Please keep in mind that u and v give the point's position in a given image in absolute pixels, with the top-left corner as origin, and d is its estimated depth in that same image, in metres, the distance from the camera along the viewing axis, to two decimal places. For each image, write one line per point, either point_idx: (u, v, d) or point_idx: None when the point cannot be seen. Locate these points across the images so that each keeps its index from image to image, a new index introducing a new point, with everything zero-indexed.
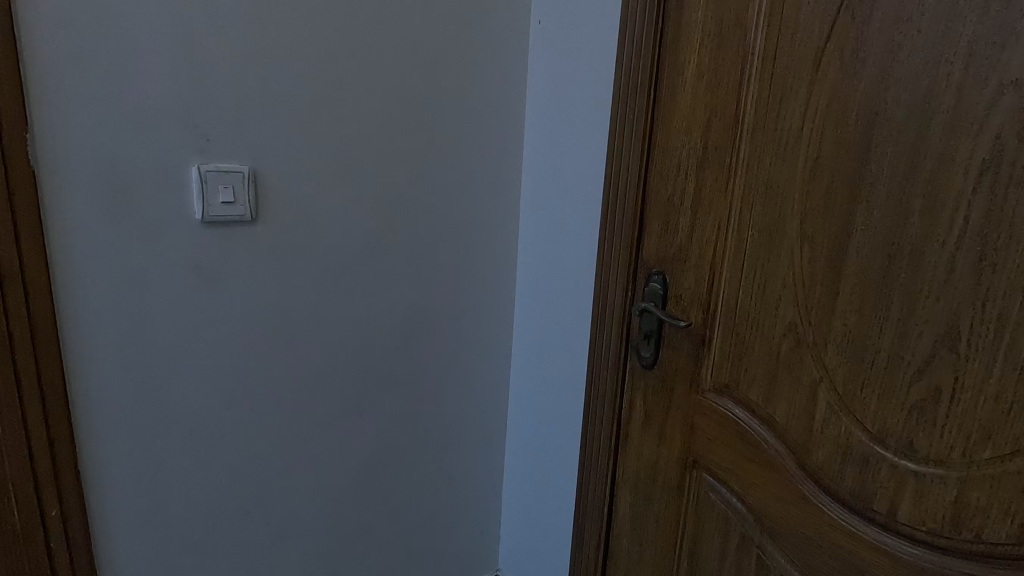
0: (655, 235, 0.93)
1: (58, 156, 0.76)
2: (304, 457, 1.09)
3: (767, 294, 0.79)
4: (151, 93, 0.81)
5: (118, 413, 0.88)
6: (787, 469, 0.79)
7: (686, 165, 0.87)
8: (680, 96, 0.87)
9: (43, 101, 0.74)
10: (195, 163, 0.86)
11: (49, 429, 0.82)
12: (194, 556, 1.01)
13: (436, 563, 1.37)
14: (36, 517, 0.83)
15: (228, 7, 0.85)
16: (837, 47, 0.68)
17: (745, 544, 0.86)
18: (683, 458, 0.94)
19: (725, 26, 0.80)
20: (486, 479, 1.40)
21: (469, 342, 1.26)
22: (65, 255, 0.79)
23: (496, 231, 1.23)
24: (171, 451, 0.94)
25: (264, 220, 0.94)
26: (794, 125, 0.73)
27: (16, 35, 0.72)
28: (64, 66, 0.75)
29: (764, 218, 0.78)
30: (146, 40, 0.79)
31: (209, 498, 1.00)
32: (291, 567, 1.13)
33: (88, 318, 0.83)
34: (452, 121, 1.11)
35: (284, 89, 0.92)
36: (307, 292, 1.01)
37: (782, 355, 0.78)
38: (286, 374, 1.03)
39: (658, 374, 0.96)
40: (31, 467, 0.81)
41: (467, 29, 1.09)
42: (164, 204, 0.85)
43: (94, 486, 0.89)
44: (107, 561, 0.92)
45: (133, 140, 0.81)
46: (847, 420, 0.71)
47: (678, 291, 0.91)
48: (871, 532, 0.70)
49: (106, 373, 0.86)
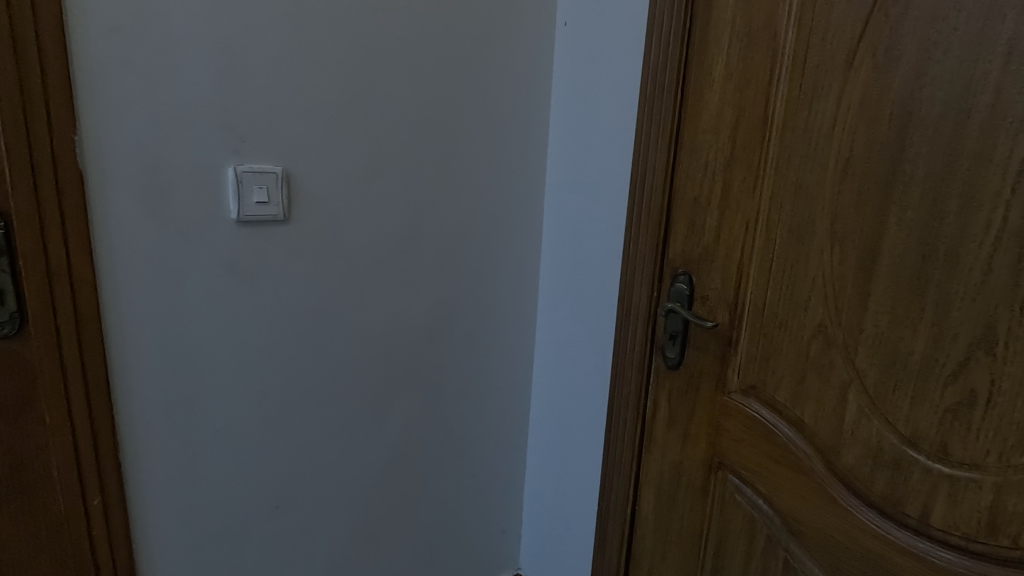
0: (681, 234, 0.93)
1: (103, 156, 0.79)
2: (331, 453, 1.11)
3: (796, 295, 0.78)
4: (190, 96, 0.83)
5: (156, 406, 0.91)
6: (815, 471, 0.79)
7: (713, 165, 0.87)
8: (708, 96, 0.86)
9: (91, 104, 0.77)
10: (231, 164, 0.88)
11: (92, 419, 0.85)
12: (225, 548, 1.03)
13: (458, 560, 1.38)
14: (79, 504, 0.86)
15: (262, 11, 0.87)
16: (869, 46, 0.68)
17: (771, 546, 0.86)
18: (708, 459, 0.94)
19: (754, 25, 0.79)
20: (507, 478, 1.41)
21: (493, 341, 1.27)
22: (108, 253, 0.82)
23: (520, 231, 1.23)
24: (205, 443, 0.97)
25: (296, 220, 0.96)
26: (825, 124, 0.73)
27: (67, 40, 0.74)
28: (111, 70, 0.77)
29: (793, 219, 0.78)
30: (187, 44, 0.82)
31: (241, 492, 1.03)
32: (318, 560, 1.15)
33: (129, 314, 0.85)
34: (478, 121, 1.12)
35: (315, 91, 0.93)
36: (336, 290, 1.03)
37: (811, 356, 0.78)
38: (314, 370, 1.05)
39: (683, 375, 0.96)
40: (75, 458, 0.85)
41: (494, 30, 1.10)
42: (201, 203, 0.87)
43: (133, 477, 0.91)
44: (144, 551, 0.95)
45: (173, 141, 0.83)
46: (878, 423, 0.71)
47: (704, 291, 0.91)
48: (902, 536, 0.70)
49: (146, 367, 0.88)
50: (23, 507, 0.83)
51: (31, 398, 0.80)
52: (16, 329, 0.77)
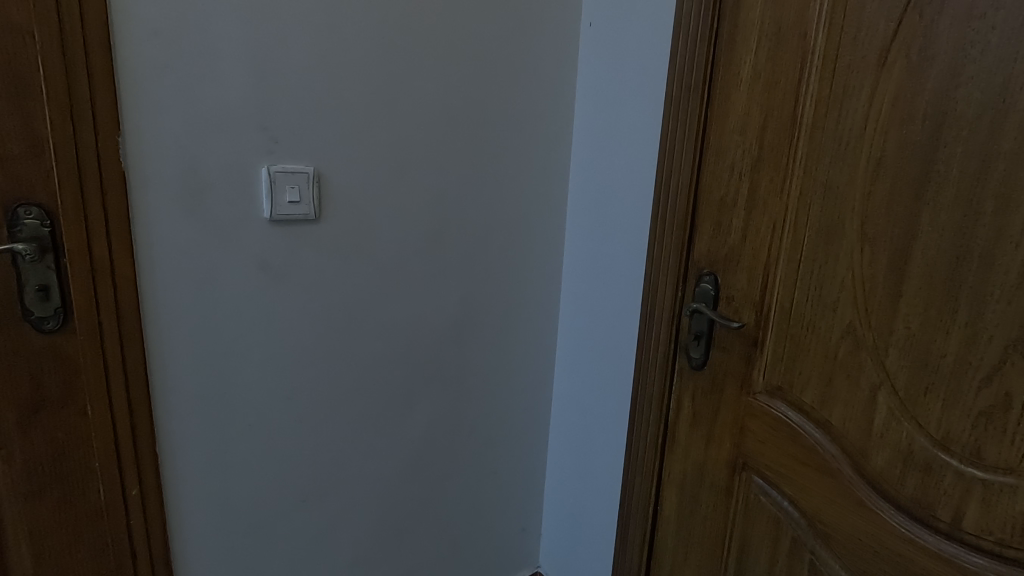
0: (707, 234, 0.93)
1: (144, 157, 0.82)
2: (356, 449, 1.13)
3: (824, 295, 0.78)
4: (227, 98, 0.86)
5: (191, 400, 0.93)
6: (842, 474, 0.78)
7: (740, 166, 0.87)
8: (735, 96, 0.86)
9: (134, 107, 0.80)
10: (265, 164, 0.91)
11: (131, 412, 0.88)
12: (253, 540, 1.06)
13: (479, 558, 1.39)
14: (118, 493, 0.89)
15: (296, 14, 0.89)
16: (903, 46, 0.67)
17: (796, 548, 0.86)
18: (732, 460, 0.94)
19: (784, 25, 0.79)
20: (529, 476, 1.41)
21: (515, 340, 1.28)
22: (148, 251, 0.85)
23: (542, 231, 1.24)
24: (236, 437, 0.99)
25: (326, 220, 0.98)
26: (856, 125, 0.73)
27: (113, 45, 0.77)
28: (152, 72, 0.80)
29: (822, 219, 0.77)
30: (224, 48, 0.84)
31: (269, 486, 1.05)
32: (343, 555, 1.17)
33: (167, 310, 0.88)
34: (503, 121, 1.13)
35: (345, 92, 0.95)
36: (362, 288, 1.05)
37: (839, 357, 0.77)
38: (341, 367, 1.07)
39: (708, 375, 0.95)
40: (115, 450, 0.88)
41: (520, 31, 1.11)
42: (235, 202, 0.90)
43: (169, 469, 0.94)
44: (178, 542, 0.98)
45: (211, 142, 0.86)
46: (908, 426, 0.70)
47: (729, 291, 0.91)
48: (932, 540, 0.69)
49: (181, 363, 0.91)
50: (65, 495, 0.86)
51: (74, 390, 0.83)
52: (60, 324, 0.80)
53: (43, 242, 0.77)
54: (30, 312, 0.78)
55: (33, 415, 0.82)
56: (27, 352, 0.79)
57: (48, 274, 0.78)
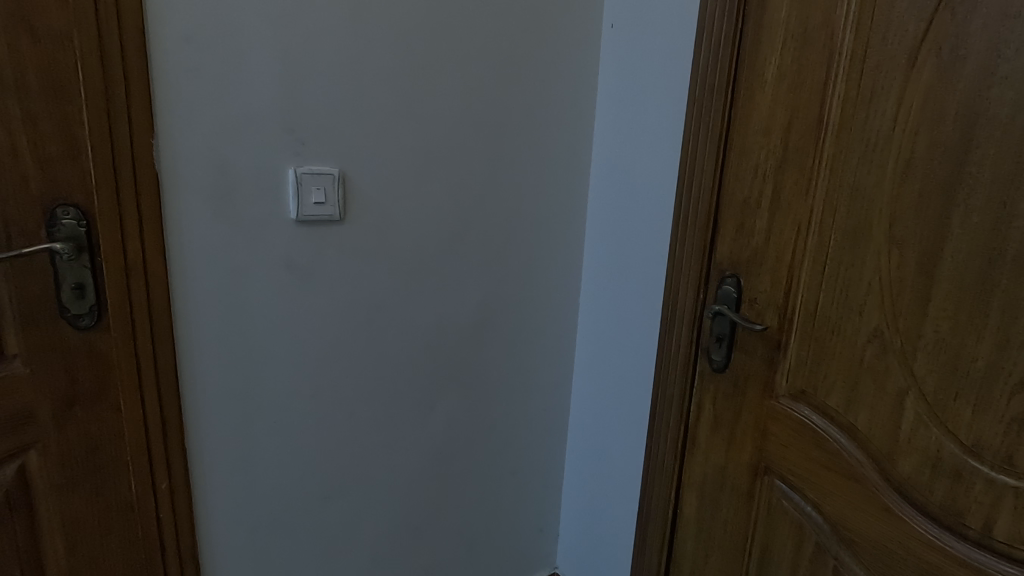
0: (730, 236, 0.92)
1: (176, 159, 0.84)
2: (377, 447, 1.14)
3: (850, 298, 0.77)
4: (256, 101, 0.87)
5: (218, 396, 0.95)
6: (867, 479, 0.78)
7: (764, 167, 0.86)
8: (760, 96, 0.85)
9: (167, 110, 0.82)
10: (292, 166, 0.92)
11: (161, 407, 0.90)
12: (277, 536, 1.08)
13: (496, 558, 1.40)
14: (148, 487, 0.92)
15: (323, 19, 0.90)
16: (933, 46, 0.67)
17: (819, 554, 0.85)
18: (754, 463, 0.93)
19: (810, 25, 0.78)
20: (546, 477, 1.41)
21: (534, 341, 1.28)
22: (179, 250, 0.87)
23: (561, 233, 1.24)
24: (260, 434, 1.01)
25: (350, 220, 1.00)
26: (884, 125, 0.72)
27: (148, 50, 0.79)
28: (185, 77, 0.82)
29: (848, 221, 0.77)
30: (254, 51, 0.86)
31: (293, 482, 1.07)
32: (363, 552, 1.19)
33: (196, 308, 0.90)
34: (524, 123, 1.14)
35: (370, 94, 0.96)
36: (383, 288, 1.06)
37: (865, 362, 0.76)
38: (362, 366, 1.08)
39: (730, 378, 0.94)
40: (146, 444, 0.90)
41: (541, 33, 1.11)
42: (263, 203, 0.91)
43: (197, 464, 0.96)
44: (205, 536, 1.00)
45: (240, 145, 0.88)
46: (937, 432, 0.70)
47: (752, 294, 0.90)
48: (961, 548, 0.69)
49: (209, 360, 0.93)
50: (98, 487, 0.89)
51: (108, 386, 0.86)
52: (94, 321, 0.82)
53: (80, 242, 0.79)
54: (67, 309, 0.80)
55: (69, 410, 0.84)
56: (64, 348, 0.82)
57: (83, 272, 0.80)
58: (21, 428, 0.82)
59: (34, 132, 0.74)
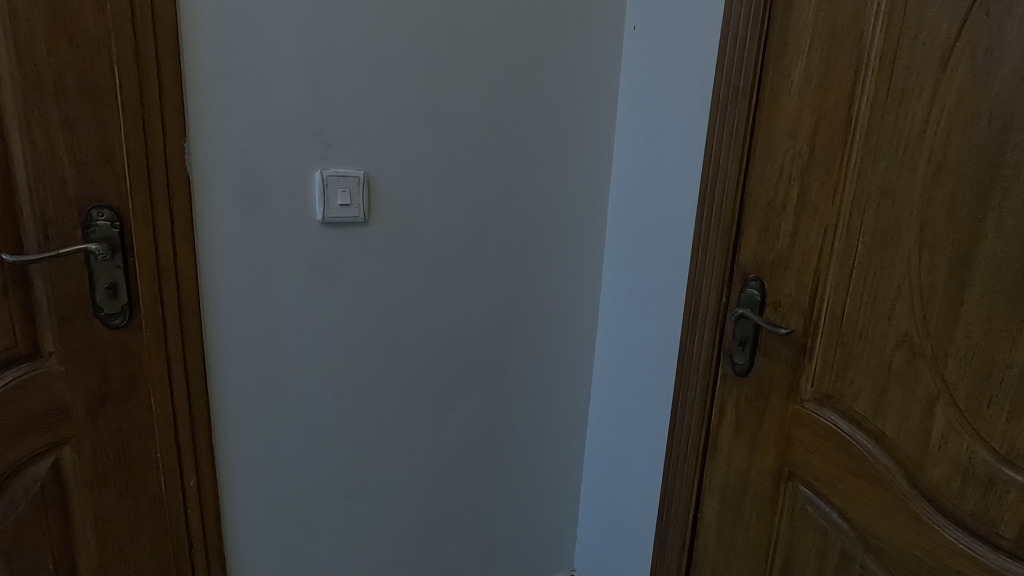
0: (753, 239, 0.91)
1: (207, 162, 0.85)
2: (398, 446, 1.15)
3: (879, 302, 0.76)
4: (285, 104, 0.89)
5: (245, 395, 0.97)
6: (896, 487, 0.77)
7: (789, 170, 0.85)
8: (785, 98, 0.84)
9: (199, 114, 0.83)
10: (318, 168, 0.93)
11: (190, 405, 0.92)
12: (300, 533, 1.09)
13: (514, 560, 1.40)
14: (176, 483, 0.93)
15: (349, 23, 0.91)
16: (967, 46, 0.66)
17: (845, 561, 0.84)
18: (777, 468, 0.92)
19: (838, 26, 0.77)
20: (564, 480, 1.41)
21: (553, 343, 1.28)
22: (209, 251, 0.88)
23: (581, 234, 1.24)
24: (284, 432, 1.02)
25: (374, 222, 1.01)
26: (914, 128, 0.71)
27: (181, 55, 0.81)
28: (217, 81, 0.83)
29: (877, 224, 0.76)
30: (282, 56, 0.87)
31: (316, 481, 1.08)
32: (383, 551, 1.20)
33: (224, 308, 0.91)
34: (545, 125, 1.14)
35: (394, 97, 0.97)
36: (405, 289, 1.07)
37: (894, 367, 0.75)
38: (384, 366, 1.09)
39: (753, 382, 0.93)
40: (175, 441, 0.92)
41: (563, 34, 1.11)
42: (290, 205, 0.93)
43: (224, 461, 0.98)
44: (231, 532, 1.02)
45: (269, 148, 0.89)
46: (969, 439, 0.69)
47: (777, 297, 0.89)
48: (995, 558, 0.68)
49: (235, 359, 0.95)
50: (128, 483, 0.90)
51: (138, 384, 0.87)
52: (126, 320, 0.84)
53: (113, 242, 0.81)
54: (100, 308, 0.82)
55: (101, 407, 0.86)
56: (97, 346, 0.84)
57: (116, 273, 0.82)
58: (56, 424, 0.84)
59: (72, 135, 0.76)
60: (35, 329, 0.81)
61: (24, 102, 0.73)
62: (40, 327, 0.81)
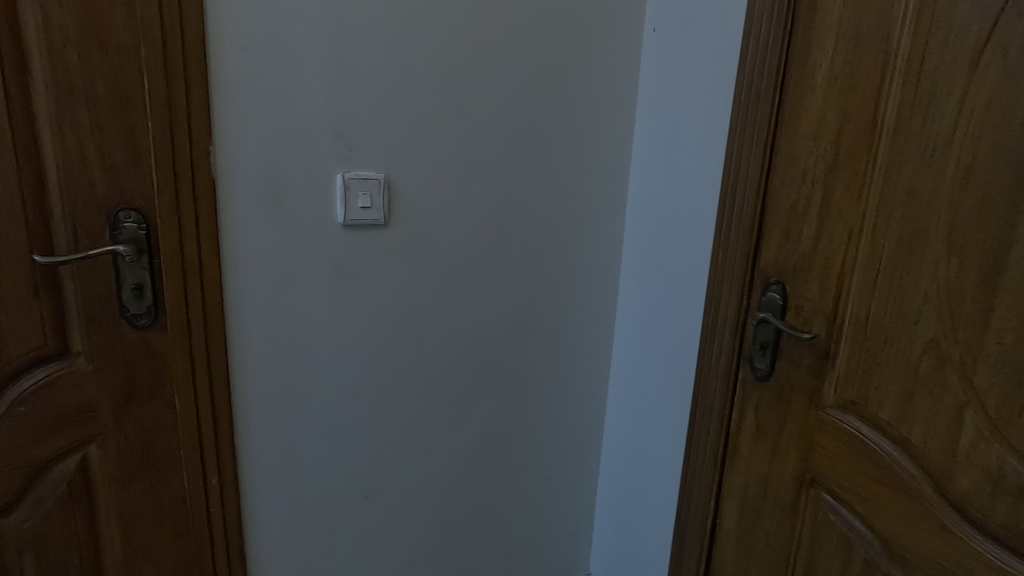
0: (775, 242, 0.90)
1: (231, 165, 0.86)
2: (415, 447, 1.15)
3: (906, 307, 0.75)
4: (308, 108, 0.90)
5: (265, 395, 0.98)
6: (922, 496, 0.75)
7: (812, 172, 0.84)
8: (809, 100, 0.83)
9: (224, 118, 0.85)
10: (340, 171, 0.94)
11: (212, 405, 0.93)
12: (318, 533, 1.10)
13: (529, 563, 1.39)
14: (199, 481, 0.95)
15: (371, 27, 0.92)
16: (998, 47, 0.64)
17: (868, 571, 0.82)
18: (799, 475, 0.91)
19: (864, 27, 0.76)
20: (580, 483, 1.40)
21: (570, 346, 1.28)
22: (233, 252, 0.89)
23: (599, 237, 1.23)
24: (304, 432, 1.03)
25: (394, 225, 1.01)
26: (943, 130, 0.70)
27: (207, 60, 0.82)
28: (242, 85, 0.85)
29: (903, 227, 0.74)
30: (306, 60, 0.88)
31: (334, 481, 1.09)
32: (400, 551, 1.20)
33: (246, 309, 0.93)
34: (564, 127, 1.13)
35: (415, 100, 0.98)
36: (423, 291, 1.07)
37: (921, 373, 0.74)
38: (402, 367, 1.09)
39: (774, 387, 0.92)
40: (198, 440, 0.93)
41: (582, 37, 1.10)
42: (312, 207, 0.94)
43: (245, 461, 0.99)
44: (251, 531, 1.03)
45: (292, 151, 0.90)
46: (999, 448, 0.67)
47: (799, 301, 0.88)
48: None
49: (256, 360, 0.96)
50: (152, 480, 0.92)
51: (163, 383, 0.89)
52: (152, 320, 0.85)
53: (140, 244, 0.82)
54: (126, 308, 0.84)
55: (126, 405, 0.88)
56: (123, 346, 0.85)
57: (142, 273, 0.83)
58: (83, 422, 0.86)
59: (101, 139, 0.78)
60: (64, 329, 0.83)
61: (57, 107, 0.75)
62: (69, 327, 0.83)
